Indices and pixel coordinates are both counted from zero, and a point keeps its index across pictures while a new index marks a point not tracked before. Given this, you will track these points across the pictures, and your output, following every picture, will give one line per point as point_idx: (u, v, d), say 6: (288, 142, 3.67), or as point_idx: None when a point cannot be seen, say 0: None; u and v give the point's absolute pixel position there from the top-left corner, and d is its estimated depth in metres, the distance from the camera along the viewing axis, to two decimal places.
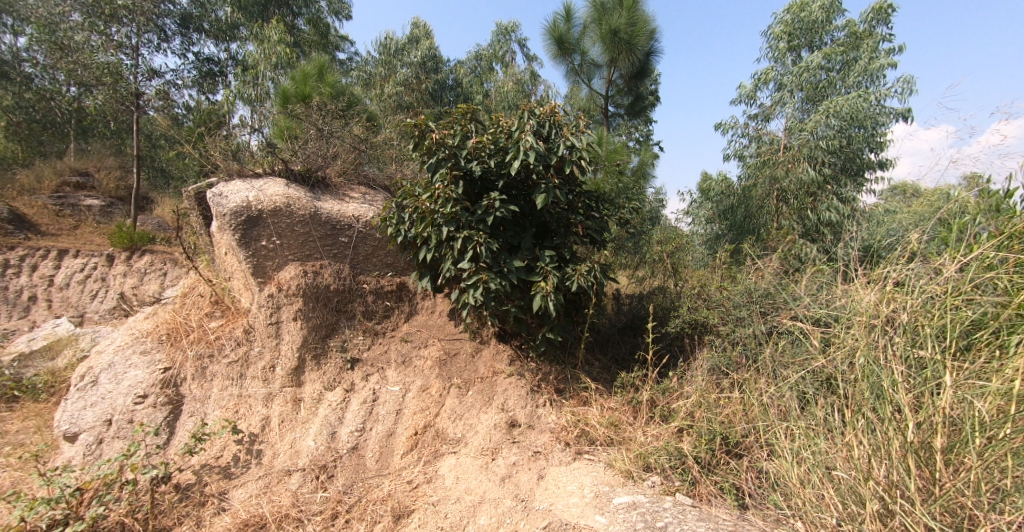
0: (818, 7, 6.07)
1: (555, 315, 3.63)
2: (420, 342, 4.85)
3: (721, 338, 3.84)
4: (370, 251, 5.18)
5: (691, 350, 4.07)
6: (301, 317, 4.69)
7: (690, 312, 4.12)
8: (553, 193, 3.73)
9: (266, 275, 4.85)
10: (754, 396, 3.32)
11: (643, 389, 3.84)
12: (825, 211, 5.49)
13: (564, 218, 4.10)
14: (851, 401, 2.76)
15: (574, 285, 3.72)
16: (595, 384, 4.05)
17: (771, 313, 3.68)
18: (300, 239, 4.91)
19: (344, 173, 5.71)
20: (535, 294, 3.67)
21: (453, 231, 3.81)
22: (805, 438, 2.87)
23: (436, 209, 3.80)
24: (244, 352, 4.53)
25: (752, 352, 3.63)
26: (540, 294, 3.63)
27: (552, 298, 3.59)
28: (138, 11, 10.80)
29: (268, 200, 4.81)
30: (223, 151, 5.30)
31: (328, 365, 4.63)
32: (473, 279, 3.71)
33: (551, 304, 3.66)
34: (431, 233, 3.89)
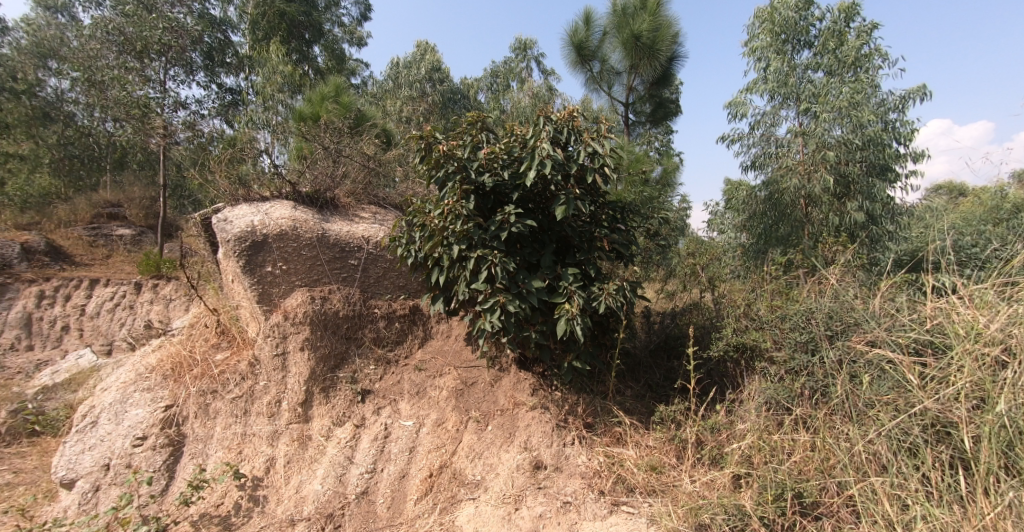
0: (792, 8, 5.81)
1: (581, 341, 3.21)
2: (434, 370, 4.51)
3: (776, 367, 3.34)
4: (381, 274, 4.90)
5: (745, 381, 3.52)
6: (309, 348, 4.40)
7: (736, 334, 3.61)
8: (574, 205, 3.36)
9: (272, 302, 4.60)
10: (829, 438, 2.83)
11: (686, 424, 3.38)
12: (853, 212, 5.28)
13: (587, 232, 3.71)
14: (987, 463, 2.35)
15: (602, 306, 3.31)
16: (629, 418, 3.60)
17: (840, 336, 3.14)
18: (307, 264, 4.65)
19: (353, 193, 5.48)
20: (559, 318, 3.26)
21: (465, 250, 3.44)
22: (917, 503, 2.40)
23: (446, 227, 3.44)
24: (249, 387, 4.25)
25: (820, 382, 3.09)
26: (564, 318, 3.22)
27: (578, 323, 3.18)
28: (172, 46, 11.16)
29: (273, 223, 4.56)
30: (230, 176, 5.10)
31: (337, 397, 4.32)
32: (489, 302, 3.32)
33: (576, 328, 3.25)
34: (441, 253, 3.55)
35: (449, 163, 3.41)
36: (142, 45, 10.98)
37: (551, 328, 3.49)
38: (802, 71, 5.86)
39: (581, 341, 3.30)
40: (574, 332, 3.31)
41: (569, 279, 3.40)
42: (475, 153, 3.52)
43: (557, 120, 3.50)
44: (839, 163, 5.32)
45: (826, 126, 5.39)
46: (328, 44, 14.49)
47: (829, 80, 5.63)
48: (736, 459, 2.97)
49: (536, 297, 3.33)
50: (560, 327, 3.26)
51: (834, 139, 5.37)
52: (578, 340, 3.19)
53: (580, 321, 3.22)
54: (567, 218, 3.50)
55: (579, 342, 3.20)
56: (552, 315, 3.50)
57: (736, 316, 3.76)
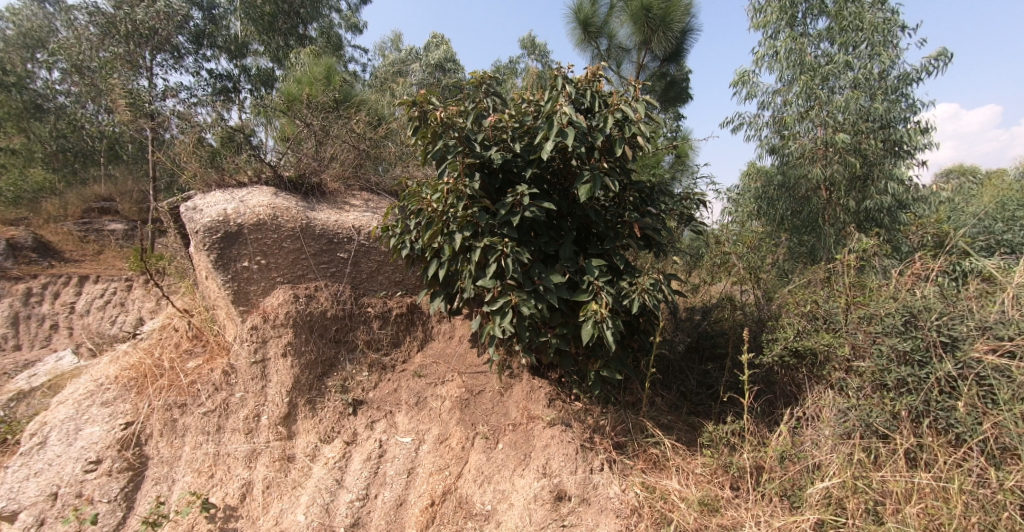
0: None
1: (614, 348, 2.64)
2: (436, 377, 4.03)
3: (858, 380, 2.83)
4: (375, 268, 4.36)
5: (820, 395, 3.02)
6: (294, 354, 3.89)
7: (796, 337, 3.15)
8: (600, 181, 2.76)
9: (249, 302, 4.05)
10: (967, 481, 2.36)
11: (742, 449, 2.95)
12: (873, 197, 4.96)
13: (615, 218, 3.14)
14: None
15: (636, 305, 2.76)
16: (668, 438, 3.11)
17: (961, 346, 2.57)
18: (290, 258, 4.11)
19: (343, 178, 4.91)
20: (585, 320, 2.69)
21: (470, 240, 2.88)
22: None
23: (447, 213, 2.90)
24: (222, 399, 3.69)
25: (935, 405, 2.58)
26: (591, 320, 2.65)
27: (609, 326, 2.61)
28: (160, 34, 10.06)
29: (250, 212, 3.99)
30: (201, 158, 4.49)
31: (325, 410, 3.81)
32: (500, 301, 2.77)
33: (606, 332, 2.68)
34: (440, 243, 3.00)
35: (448, 132, 2.80)
36: (131, 28, 9.68)
37: (574, 331, 2.91)
38: (816, 44, 5.46)
39: (612, 347, 2.73)
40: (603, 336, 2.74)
41: (595, 271, 2.83)
42: (479, 121, 2.93)
43: (579, 83, 2.91)
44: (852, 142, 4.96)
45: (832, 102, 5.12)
46: (323, 28, 13.84)
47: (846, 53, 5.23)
48: (817, 501, 2.50)
49: (556, 295, 2.76)
50: (586, 331, 2.69)
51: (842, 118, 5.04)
52: (610, 348, 2.62)
53: (610, 323, 2.66)
54: (591, 199, 2.92)
55: (611, 350, 2.63)
56: (575, 315, 2.93)
57: (802, 320, 3.22)
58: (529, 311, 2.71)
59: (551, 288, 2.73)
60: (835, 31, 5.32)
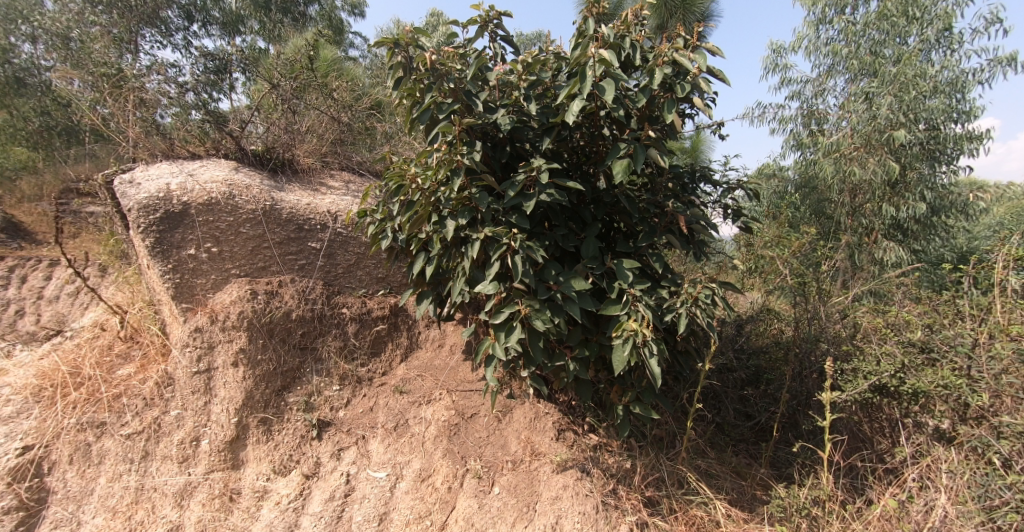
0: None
1: (656, 380, 1.97)
2: (421, 395, 3.37)
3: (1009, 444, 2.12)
4: (352, 262, 3.69)
5: (926, 448, 2.46)
6: (248, 363, 3.20)
7: (893, 375, 2.46)
8: (643, 152, 2.07)
9: (194, 298, 3.32)
10: None
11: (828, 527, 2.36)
12: (905, 206, 5.14)
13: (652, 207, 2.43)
14: None
15: (684, 323, 2.08)
16: (719, 498, 2.57)
17: None
18: (248, 246, 3.40)
19: (320, 154, 4.18)
20: (617, 341, 2.01)
21: (466, 229, 2.19)
22: None
23: (437, 195, 2.19)
24: (152, 419, 2.98)
25: None
26: (627, 343, 1.96)
27: (652, 352, 1.93)
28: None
29: (199, 189, 3.28)
30: (143, 123, 3.68)
31: (283, 433, 3.13)
32: (504, 311, 2.06)
33: (645, 357, 2.01)
34: (429, 234, 2.30)
35: (443, 82, 2.08)
36: None
37: (598, 352, 2.23)
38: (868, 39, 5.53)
39: (651, 377, 2.05)
40: (639, 361, 2.06)
41: (630, 275, 2.13)
42: (483, 72, 2.22)
43: (619, 26, 2.18)
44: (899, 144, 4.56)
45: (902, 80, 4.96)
46: (325, 10, 13.12)
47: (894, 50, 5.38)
48: None
49: (578, 305, 2.06)
50: (618, 355, 2.02)
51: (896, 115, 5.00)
52: (651, 380, 1.94)
53: (652, 346, 1.98)
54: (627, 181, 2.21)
55: (652, 382, 1.95)
56: (601, 331, 2.24)
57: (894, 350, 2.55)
58: (544, 325, 2.01)
59: (572, 296, 2.03)
60: (886, 32, 5.45)
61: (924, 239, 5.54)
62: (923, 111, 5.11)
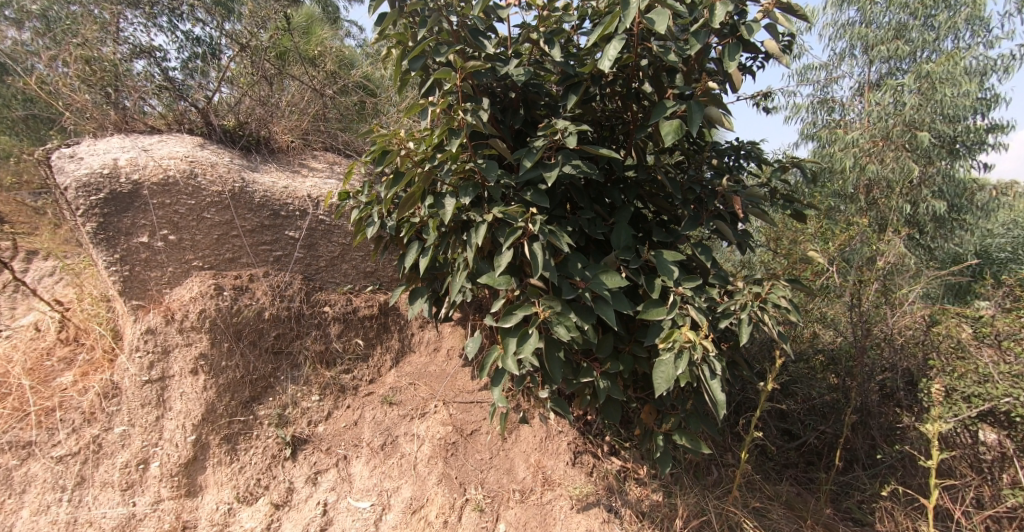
0: None
1: (721, 407, 1.46)
2: (413, 407, 2.92)
3: None
4: (336, 255, 3.21)
5: None
6: (209, 370, 2.75)
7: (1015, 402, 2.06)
8: (701, 110, 1.55)
9: (148, 294, 2.83)
10: None
11: None
12: (924, 202, 4.77)
13: (698, 186, 1.96)
14: None
15: (749, 332, 1.58)
16: None
17: None
18: (213, 234, 2.91)
19: (301, 131, 3.64)
20: (665, 356, 1.51)
21: (470, 209, 1.70)
22: None
23: (434, 166, 1.71)
24: (90, 438, 2.53)
25: None
26: (682, 357, 1.46)
27: (716, 369, 1.44)
28: None
29: (154, 165, 2.79)
30: (90, 89, 3.04)
31: (250, 453, 2.68)
32: (517, 312, 1.57)
33: (701, 375, 1.52)
34: (423, 214, 1.82)
35: (440, 13, 1.63)
36: None
37: (633, 367, 1.75)
38: (893, 24, 5.09)
39: (709, 403, 1.55)
40: (692, 381, 1.57)
41: (676, 269, 1.65)
42: (493, 9, 1.76)
43: None
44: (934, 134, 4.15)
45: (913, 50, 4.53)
46: None
47: (917, 38, 5.01)
48: None
49: (613, 306, 1.57)
50: (666, 372, 1.51)
51: (924, 107, 4.62)
52: (716, 406, 1.43)
53: (713, 361, 1.49)
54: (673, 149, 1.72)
55: (716, 411, 1.45)
56: (637, 341, 1.75)
57: (995, 375, 2.12)
58: (568, 332, 1.52)
59: (605, 295, 1.55)
60: (913, 17, 5.02)
61: (944, 236, 5.19)
62: (959, 96, 4.70)
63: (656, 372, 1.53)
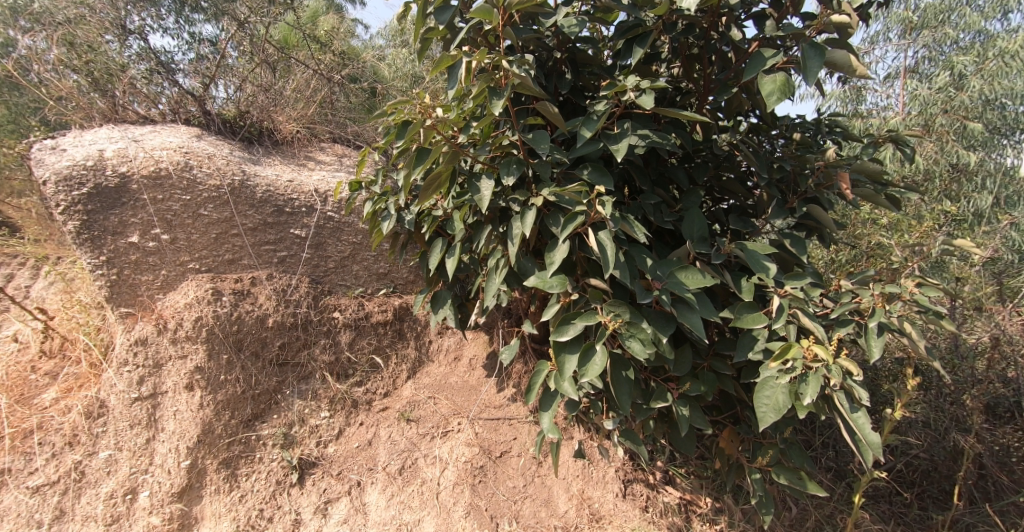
0: None
1: (875, 448, 1.18)
2: (435, 424, 2.60)
3: None
4: (347, 254, 2.89)
5: None
6: (206, 386, 2.45)
7: None
8: (817, 56, 1.22)
9: (139, 300, 2.54)
10: None
11: None
12: None
13: (786, 162, 1.61)
14: None
15: (882, 348, 1.25)
16: None
17: None
18: (210, 233, 2.60)
19: (305, 119, 3.30)
20: (779, 378, 1.18)
21: (519, 196, 1.40)
22: None
23: (475, 148, 1.44)
24: (71, 465, 2.25)
25: None
26: (809, 381, 1.14)
27: (866, 401, 1.17)
28: None
29: (145, 157, 2.50)
30: (77, 75, 2.77)
31: (252, 479, 2.38)
32: (576, 322, 1.24)
33: (840, 408, 1.25)
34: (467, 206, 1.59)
35: None
36: None
37: (716, 387, 1.41)
38: None
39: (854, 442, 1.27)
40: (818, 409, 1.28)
41: (775, 266, 1.32)
42: None
43: None
44: (996, 117, 3.69)
45: (944, 21, 3.85)
46: None
47: None
48: None
49: (700, 314, 1.23)
50: (780, 399, 1.18)
51: None
52: (873, 448, 1.17)
53: (855, 390, 1.22)
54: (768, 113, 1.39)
55: (871, 453, 1.19)
56: (718, 354, 1.42)
57: None
58: (645, 350, 1.18)
59: (692, 300, 1.20)
60: None
61: None
62: None
63: (759, 399, 1.20)
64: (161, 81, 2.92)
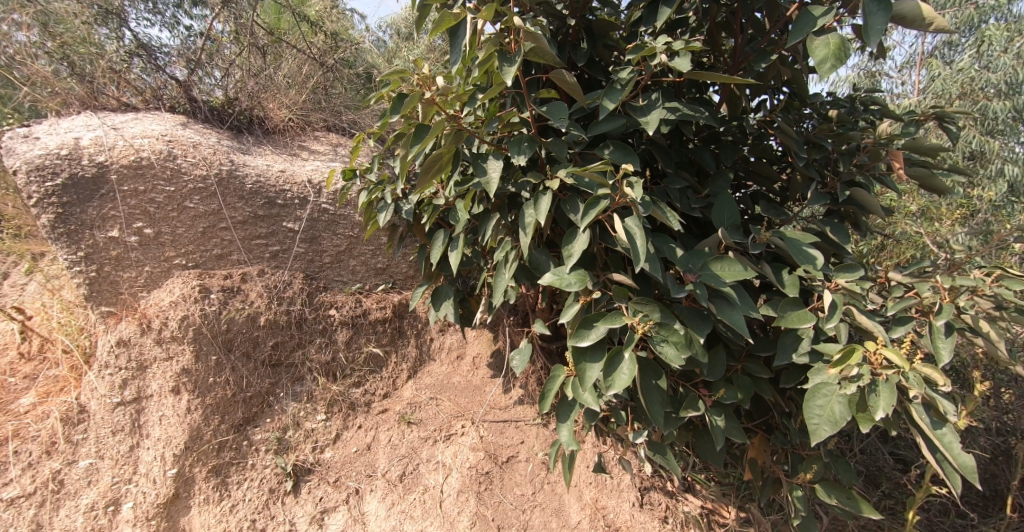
0: None
1: (968, 467, 1.16)
2: (437, 427, 2.46)
3: None
4: (343, 249, 2.74)
5: None
6: (193, 389, 2.30)
7: None
8: (881, 12, 1.11)
9: (121, 298, 2.38)
10: None
11: None
12: None
13: (825, 139, 1.44)
14: None
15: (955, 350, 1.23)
16: None
17: None
18: (196, 227, 2.45)
19: (297, 105, 3.13)
20: (846, 389, 1.10)
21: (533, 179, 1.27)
22: None
23: (477, 128, 1.30)
24: (48, 475, 2.11)
25: None
26: (881, 391, 1.06)
27: (953, 413, 1.16)
28: None
29: (125, 145, 2.34)
30: (53, 60, 2.61)
31: (243, 488, 2.24)
32: (600, 325, 1.11)
33: (922, 424, 1.23)
34: (471, 193, 1.44)
35: None
36: None
37: (752, 392, 1.27)
38: None
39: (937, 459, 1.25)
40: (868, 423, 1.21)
41: (822, 256, 1.18)
42: None
43: None
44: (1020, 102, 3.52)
45: None
46: None
47: None
48: None
49: (741, 312, 1.09)
50: (839, 412, 1.11)
51: None
52: (967, 469, 1.15)
53: (939, 404, 1.20)
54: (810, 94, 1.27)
55: (963, 472, 1.16)
56: (751, 356, 1.28)
57: None
58: (679, 355, 1.05)
59: (731, 296, 1.06)
60: None
61: None
62: None
63: (810, 408, 1.13)
64: (143, 67, 2.75)
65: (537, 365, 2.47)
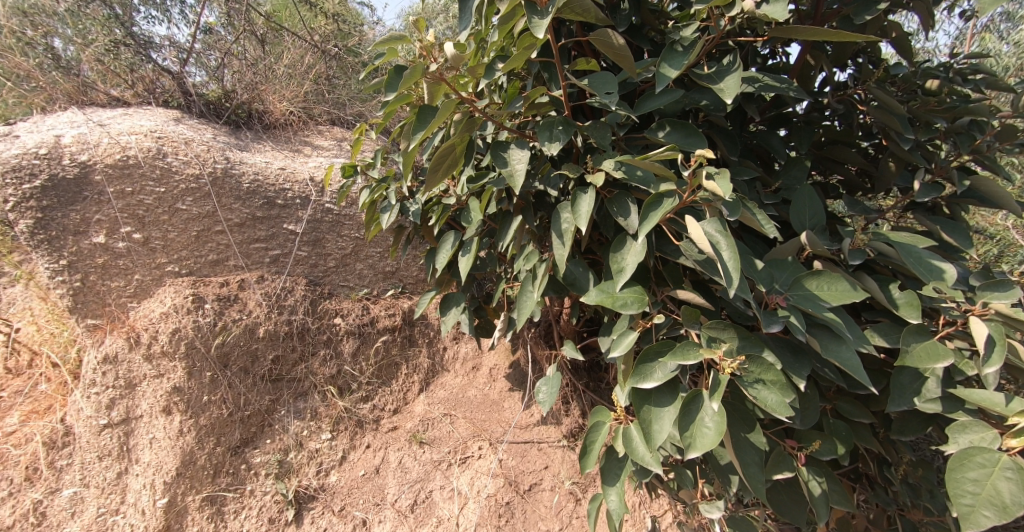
0: None
1: None
2: (452, 449, 2.23)
3: None
4: (349, 252, 2.52)
5: None
6: (186, 409, 2.10)
7: None
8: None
9: (108, 309, 2.19)
10: None
11: None
12: None
13: (936, 119, 1.30)
14: None
15: None
16: None
17: None
18: (188, 229, 2.24)
19: (297, 95, 2.89)
20: None
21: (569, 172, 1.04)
22: None
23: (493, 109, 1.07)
24: (30, 506, 1.95)
25: None
26: None
27: None
28: None
29: (109, 143, 2.14)
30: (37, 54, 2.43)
31: (240, 518, 2.04)
32: (669, 363, 1.01)
33: None
34: (488, 192, 1.20)
35: None
36: None
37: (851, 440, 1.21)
38: None
39: None
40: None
41: (951, 269, 1.08)
42: None
43: None
44: None
45: None
46: None
47: None
48: None
49: (853, 347, 0.95)
50: (1008, 494, 1.01)
51: None
52: None
53: None
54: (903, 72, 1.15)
55: None
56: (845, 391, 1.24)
57: None
58: (780, 402, 0.94)
59: (837, 325, 0.92)
60: None
61: None
62: None
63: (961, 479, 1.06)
64: (130, 57, 2.54)
65: (567, 380, 2.23)
